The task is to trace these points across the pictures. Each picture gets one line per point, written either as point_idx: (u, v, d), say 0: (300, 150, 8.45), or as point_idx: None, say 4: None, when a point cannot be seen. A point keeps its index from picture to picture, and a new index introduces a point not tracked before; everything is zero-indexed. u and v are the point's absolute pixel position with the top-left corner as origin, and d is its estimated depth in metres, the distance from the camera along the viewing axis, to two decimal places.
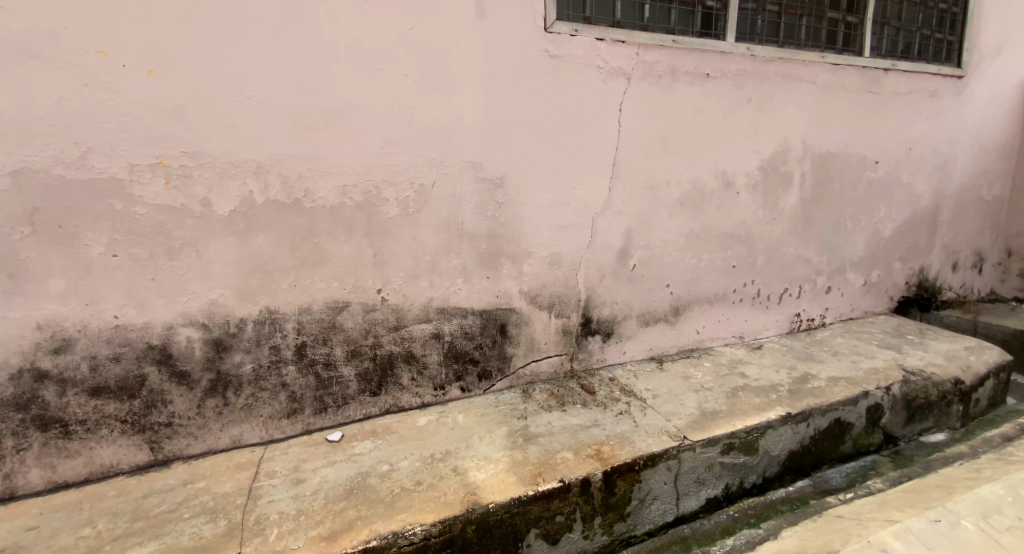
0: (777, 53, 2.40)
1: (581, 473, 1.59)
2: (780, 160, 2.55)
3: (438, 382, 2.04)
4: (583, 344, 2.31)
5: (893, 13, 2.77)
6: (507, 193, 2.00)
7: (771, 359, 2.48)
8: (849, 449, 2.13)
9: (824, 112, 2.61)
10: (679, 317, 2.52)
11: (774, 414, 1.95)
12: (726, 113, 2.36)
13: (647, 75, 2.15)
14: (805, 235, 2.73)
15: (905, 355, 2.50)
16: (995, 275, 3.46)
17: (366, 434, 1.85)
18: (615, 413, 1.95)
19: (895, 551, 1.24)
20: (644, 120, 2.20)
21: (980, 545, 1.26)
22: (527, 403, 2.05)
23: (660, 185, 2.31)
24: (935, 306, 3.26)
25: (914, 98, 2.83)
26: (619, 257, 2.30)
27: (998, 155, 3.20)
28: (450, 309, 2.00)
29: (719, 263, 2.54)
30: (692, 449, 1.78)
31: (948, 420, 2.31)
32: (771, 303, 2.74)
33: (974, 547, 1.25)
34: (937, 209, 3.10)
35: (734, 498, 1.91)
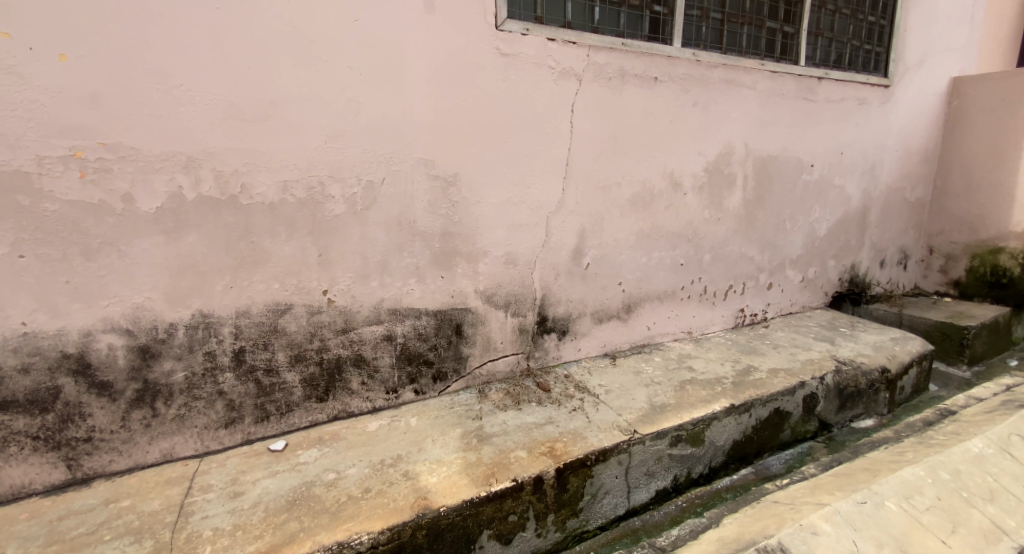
0: (720, 59, 2.50)
1: (534, 471, 1.59)
2: (724, 162, 2.66)
3: (390, 386, 1.99)
4: (538, 342, 2.32)
5: (826, 25, 2.94)
6: (460, 191, 1.98)
7: (717, 353, 2.58)
8: (788, 437, 2.25)
9: (764, 117, 2.74)
10: (632, 314, 2.58)
11: (718, 406, 2.03)
12: (673, 116, 2.44)
13: (598, 76, 2.19)
14: (748, 234, 2.86)
15: (837, 346, 2.67)
16: (917, 271, 3.76)
17: (312, 441, 1.78)
18: (569, 410, 1.97)
19: (824, 533, 1.30)
20: (596, 120, 2.23)
21: (900, 524, 1.35)
22: (483, 403, 2.04)
23: (612, 185, 2.35)
24: (865, 300, 3.50)
25: (844, 106, 3.02)
26: (574, 255, 2.32)
27: (918, 160, 3.47)
28: (402, 310, 1.95)
29: (669, 261, 2.63)
30: (642, 442, 1.82)
31: (876, 406, 2.48)
32: (717, 300, 2.86)
33: (895, 527, 1.34)
34: (865, 210, 3.33)
35: (682, 488, 1.97)
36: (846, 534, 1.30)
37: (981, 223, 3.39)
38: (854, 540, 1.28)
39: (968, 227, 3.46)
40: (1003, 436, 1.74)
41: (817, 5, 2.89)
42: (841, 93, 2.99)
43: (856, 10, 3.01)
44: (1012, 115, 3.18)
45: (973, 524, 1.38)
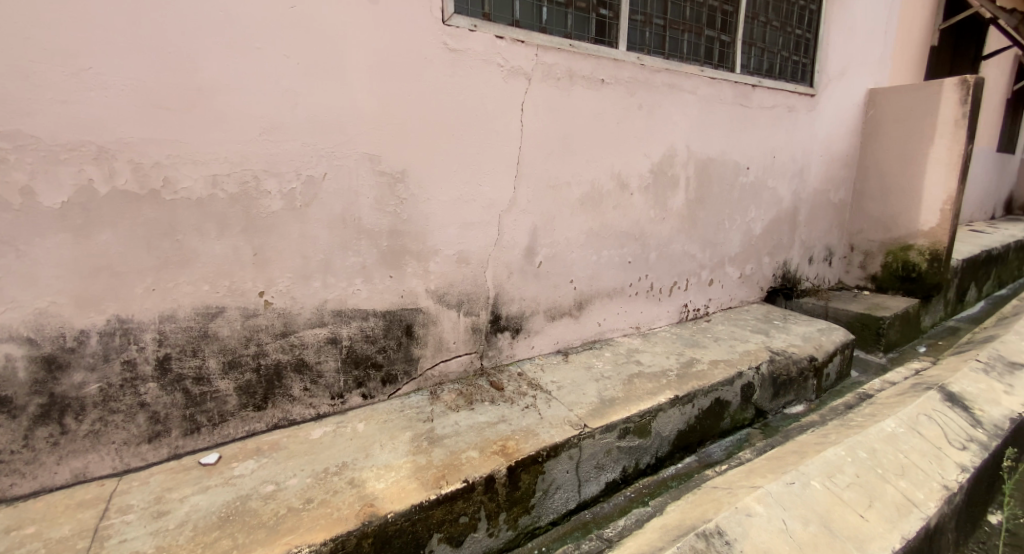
0: (663, 64, 2.58)
1: (485, 470, 1.58)
2: (667, 164, 2.76)
3: (336, 391, 1.91)
4: (492, 341, 2.30)
5: (759, 36, 3.11)
6: (409, 188, 1.93)
7: (664, 347, 2.67)
8: (728, 424, 2.37)
9: (704, 121, 2.86)
10: (584, 311, 2.62)
11: (664, 397, 2.10)
12: (619, 118, 2.49)
13: (546, 76, 2.20)
14: (690, 232, 2.98)
15: (772, 337, 2.84)
16: (841, 266, 4.06)
17: (249, 452, 1.68)
18: (521, 408, 1.97)
19: (757, 514, 1.37)
20: (545, 120, 2.25)
21: (825, 502, 1.45)
22: (434, 404, 2.00)
23: (562, 185, 2.38)
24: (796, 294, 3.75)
25: (775, 112, 3.22)
26: (526, 254, 2.33)
27: (840, 164, 3.76)
28: (348, 311, 1.88)
29: (618, 259, 2.69)
30: (591, 436, 1.85)
31: (805, 392, 2.67)
32: (663, 296, 2.96)
33: (820, 504, 1.43)
34: (795, 210, 3.55)
35: (631, 479, 2.03)
36: (777, 514, 1.37)
37: (894, 222, 3.71)
38: (784, 520, 1.36)
39: (883, 226, 3.78)
40: (912, 416, 1.91)
41: (751, 16, 3.05)
42: (773, 100, 3.17)
43: (785, 22, 3.21)
44: (918, 124, 3.50)
45: (887, 498, 1.50)
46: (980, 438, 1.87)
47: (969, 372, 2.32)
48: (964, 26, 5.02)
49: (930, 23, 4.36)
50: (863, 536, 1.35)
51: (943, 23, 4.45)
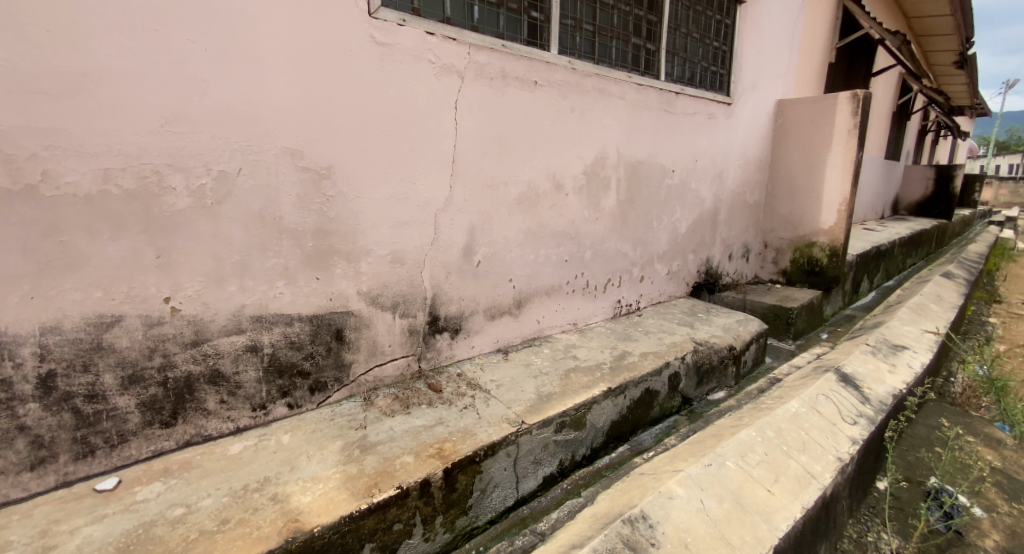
0: (593, 69, 2.66)
1: (420, 475, 1.55)
2: (600, 166, 2.85)
3: (257, 402, 1.78)
4: (430, 343, 2.26)
5: (681, 46, 3.29)
6: (336, 185, 1.85)
7: (599, 342, 2.76)
8: (657, 413, 2.49)
9: (633, 124, 2.99)
10: (523, 309, 2.64)
11: (598, 390, 2.17)
12: (553, 120, 2.54)
13: (479, 75, 2.20)
14: (622, 232, 3.10)
15: (696, 329, 3.02)
16: (757, 262, 4.41)
17: (155, 474, 1.53)
18: (459, 408, 1.96)
19: (678, 496, 1.45)
20: (480, 119, 2.24)
21: (737, 480, 1.56)
22: (368, 410, 1.93)
23: (499, 184, 2.38)
24: (718, 288, 4.02)
25: (697, 119, 3.42)
26: (464, 253, 2.31)
27: (754, 168, 4.07)
28: (269, 317, 1.77)
29: (555, 258, 2.74)
30: (529, 432, 1.87)
31: (725, 379, 2.87)
32: (598, 293, 3.06)
33: (734, 482, 1.55)
34: (716, 210, 3.80)
35: (568, 471, 2.08)
36: (696, 495, 1.46)
37: (800, 221, 4.07)
38: (701, 500, 1.45)
39: (791, 225, 4.14)
40: (814, 396, 2.10)
41: (673, 27, 3.22)
42: (695, 107, 3.37)
43: (704, 34, 3.42)
44: (819, 132, 3.87)
45: (791, 472, 1.65)
46: (868, 413, 2.10)
47: (860, 355, 2.60)
48: (856, 45, 5.63)
49: (829, 41, 4.84)
50: (770, 509, 1.47)
51: (839, 42, 4.96)
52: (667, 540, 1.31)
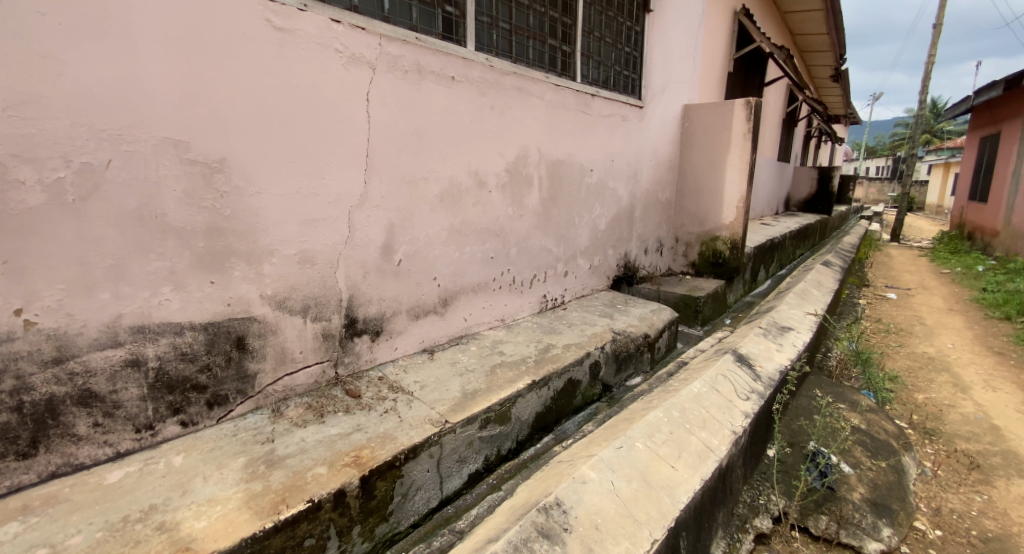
0: (510, 67, 2.68)
1: (333, 486, 1.47)
2: (521, 164, 2.89)
3: (142, 422, 1.60)
4: (348, 347, 2.15)
5: (596, 49, 3.40)
6: (232, 179, 1.70)
7: (525, 336, 2.79)
8: (580, 401, 2.58)
9: (552, 124, 3.05)
10: (448, 307, 2.60)
11: (522, 384, 2.19)
12: (472, 117, 2.52)
13: (392, 68, 2.12)
14: (545, 228, 3.16)
15: (615, 320, 3.16)
16: (669, 255, 4.70)
17: (9, 514, 1.32)
18: (380, 413, 1.89)
19: (591, 479, 1.50)
20: (394, 113, 2.17)
21: (645, 459, 1.66)
22: (277, 422, 1.80)
23: (418, 180, 2.33)
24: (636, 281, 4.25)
25: (611, 120, 3.58)
26: (383, 252, 2.23)
27: (665, 167, 4.34)
28: (153, 327, 1.59)
29: (479, 255, 2.73)
30: (452, 431, 1.85)
31: (641, 365, 3.05)
32: (523, 288, 3.09)
33: (642, 462, 1.64)
34: (632, 207, 4.00)
35: (493, 467, 2.09)
36: (607, 477, 1.53)
37: (705, 217, 4.40)
38: (612, 481, 1.52)
39: (697, 221, 4.46)
40: (714, 376, 2.29)
41: (587, 31, 3.33)
42: (609, 109, 3.52)
43: (617, 40, 3.57)
44: (718, 135, 4.21)
45: (693, 448, 1.78)
46: (759, 389, 2.33)
47: (754, 337, 2.87)
48: (751, 57, 6.20)
49: (727, 52, 5.28)
50: (673, 484, 1.58)
51: (736, 53, 5.43)
52: (580, 524, 1.36)
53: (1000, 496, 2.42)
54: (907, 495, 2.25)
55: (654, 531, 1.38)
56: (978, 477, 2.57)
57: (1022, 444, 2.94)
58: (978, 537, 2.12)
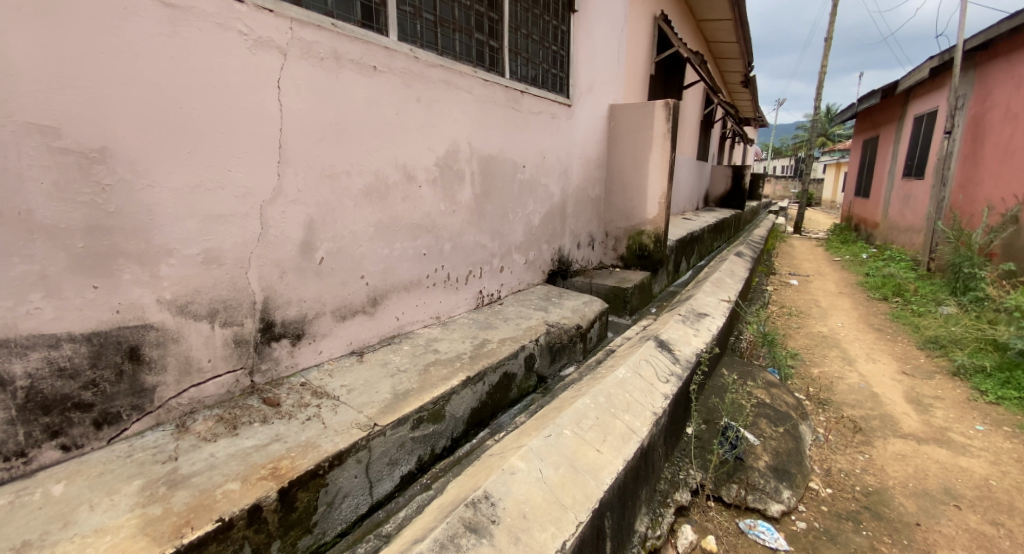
0: (436, 59, 2.62)
1: (247, 502, 1.37)
2: (452, 158, 2.84)
3: (10, 449, 1.39)
4: (264, 353, 2.01)
5: (523, 46, 3.41)
6: (116, 171, 1.53)
7: (460, 333, 2.77)
8: (515, 394, 2.61)
9: (481, 119, 3.03)
10: (378, 307, 2.51)
11: (455, 380, 2.17)
12: (397, 109, 2.44)
13: (306, 54, 2.00)
14: (479, 224, 3.14)
15: (549, 313, 3.22)
16: (601, 249, 4.86)
17: None
18: (302, 421, 1.78)
19: (520, 469, 1.52)
20: (310, 103, 2.05)
21: (573, 446, 1.70)
22: (182, 439, 1.64)
23: (340, 174, 2.22)
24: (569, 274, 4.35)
25: (541, 117, 3.62)
26: (302, 250, 2.10)
27: (594, 164, 4.47)
28: (20, 341, 1.39)
29: (410, 252, 2.66)
30: (382, 433, 1.79)
31: (575, 355, 3.13)
32: (458, 285, 3.06)
33: (569, 448, 1.68)
34: (563, 202, 4.09)
35: (427, 466, 2.05)
36: (535, 465, 1.55)
37: (631, 212, 4.59)
38: (540, 469, 1.55)
39: (624, 216, 4.65)
40: (637, 362, 2.40)
41: (515, 27, 3.33)
42: (539, 106, 3.56)
43: (544, 38, 3.61)
44: (641, 133, 4.40)
45: (617, 431, 1.87)
46: (677, 371, 2.49)
47: (675, 323, 3.06)
48: (671, 60, 6.55)
49: (649, 55, 5.54)
50: (598, 467, 1.64)
51: (657, 57, 5.71)
52: (508, 515, 1.36)
53: (878, 454, 2.77)
54: (804, 459, 2.51)
55: (579, 514, 1.43)
56: (862, 439, 2.92)
57: (895, 407, 3.37)
58: (861, 492, 2.41)
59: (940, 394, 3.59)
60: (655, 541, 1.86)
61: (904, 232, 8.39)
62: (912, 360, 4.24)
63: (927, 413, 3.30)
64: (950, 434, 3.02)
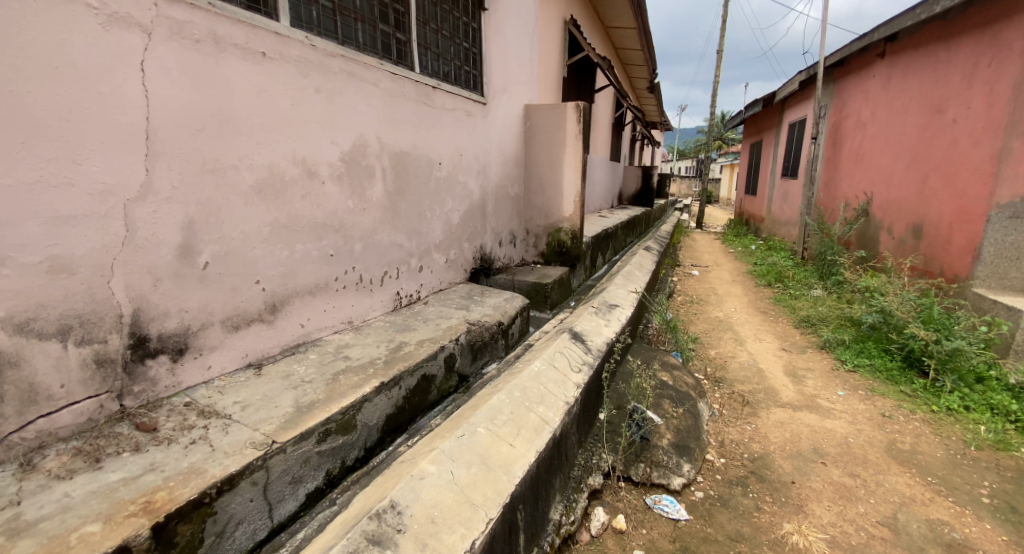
0: (337, 49, 2.47)
1: (111, 543, 1.21)
2: (359, 154, 2.70)
3: None
4: (136, 373, 1.77)
5: (433, 41, 3.32)
6: None
7: (375, 337, 2.65)
8: (435, 396, 2.55)
9: (391, 115, 2.91)
10: (277, 314, 2.32)
11: (367, 387, 2.06)
12: (292, 99, 2.26)
13: (177, 34, 1.79)
14: (393, 223, 3.03)
15: (470, 311, 3.20)
16: (523, 247, 4.91)
17: None
18: (184, 445, 1.59)
19: (430, 473, 1.48)
20: (184, 89, 1.84)
21: (486, 443, 1.70)
22: (28, 480, 1.41)
23: (225, 168, 2.01)
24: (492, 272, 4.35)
25: (455, 114, 3.57)
26: (181, 254, 1.88)
27: (512, 163, 4.51)
28: None
29: (314, 253, 2.49)
30: (282, 451, 1.66)
31: (497, 351, 3.13)
32: (372, 287, 2.92)
33: (482, 446, 1.68)
34: (483, 200, 4.07)
35: (337, 480, 1.94)
36: (446, 467, 1.52)
37: (548, 210, 4.69)
38: (451, 470, 1.52)
39: (542, 213, 4.74)
40: (552, 354, 2.46)
41: (423, 21, 3.24)
42: (452, 103, 3.51)
43: (454, 34, 3.55)
44: (555, 133, 4.51)
45: (530, 424, 1.89)
46: (589, 361, 2.58)
47: (588, 315, 3.17)
48: (582, 64, 6.80)
49: (560, 57, 5.70)
50: (510, 462, 1.65)
51: (569, 60, 5.89)
52: (415, 522, 1.32)
53: (762, 423, 3.09)
54: (701, 434, 2.73)
55: (489, 511, 1.43)
56: (749, 410, 3.25)
57: (777, 380, 3.79)
58: (748, 458, 2.68)
59: (811, 366, 4.10)
60: (569, 526, 1.93)
61: (784, 226, 9.47)
62: (790, 338, 4.81)
63: (801, 383, 3.75)
64: (819, 401, 3.46)
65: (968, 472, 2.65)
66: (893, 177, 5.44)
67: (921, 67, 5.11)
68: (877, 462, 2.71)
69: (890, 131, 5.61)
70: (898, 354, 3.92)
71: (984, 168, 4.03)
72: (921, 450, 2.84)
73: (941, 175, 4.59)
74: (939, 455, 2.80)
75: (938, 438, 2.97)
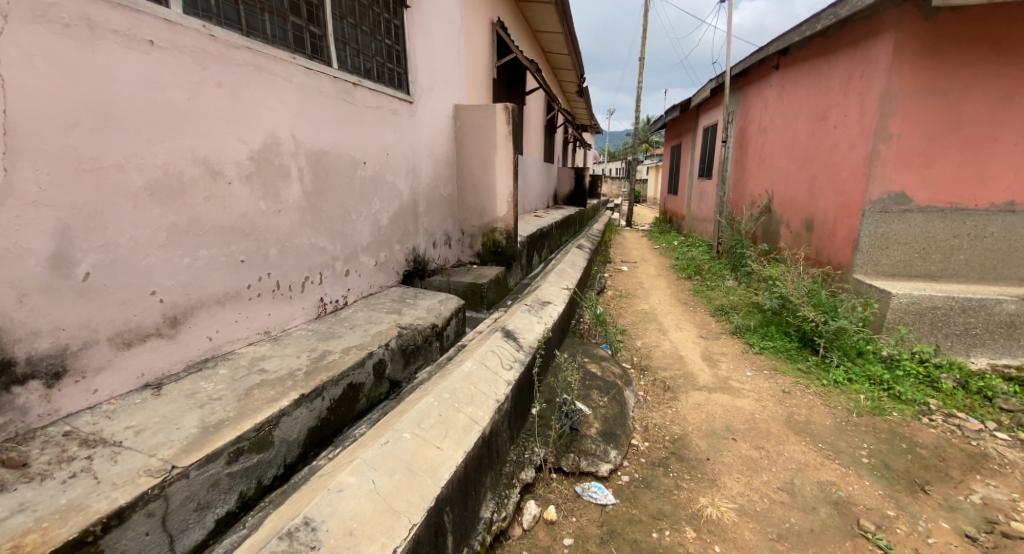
0: (241, 41, 2.30)
1: None
2: (271, 153, 2.54)
3: None
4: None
5: (351, 36, 3.19)
6: None
7: (295, 347, 2.50)
8: (363, 404, 2.45)
9: (307, 113, 2.76)
10: (180, 327, 2.12)
11: (286, 401, 1.93)
12: (190, 93, 2.07)
13: (41, 17, 1.59)
14: (314, 225, 2.88)
15: (402, 314, 3.11)
16: (460, 248, 4.87)
17: None
18: (62, 480, 1.42)
19: (350, 485, 1.42)
20: (51, 78, 1.63)
21: (411, 447, 1.66)
22: None
23: (109, 168, 1.81)
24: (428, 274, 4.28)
25: (379, 112, 3.46)
26: (54, 265, 1.67)
27: (443, 163, 4.45)
28: None
29: (222, 259, 2.30)
30: (183, 477, 1.52)
31: (431, 354, 3.07)
32: (292, 293, 2.76)
33: (407, 452, 1.64)
34: (414, 201, 3.98)
35: (253, 501, 1.82)
36: (368, 476, 1.48)
37: (482, 211, 4.69)
38: (372, 479, 1.47)
39: (476, 214, 4.73)
40: (484, 353, 2.45)
41: (339, 15, 3.10)
42: (375, 100, 3.39)
43: (375, 30, 3.43)
44: (486, 135, 4.51)
45: (459, 425, 1.88)
46: (521, 358, 2.61)
47: (520, 313, 3.20)
48: (512, 66, 6.87)
49: (489, 59, 5.71)
50: (437, 464, 1.63)
51: (497, 62, 5.92)
52: (331, 536, 1.27)
53: (682, 405, 3.30)
54: (626, 421, 2.85)
55: (413, 517, 1.40)
56: (670, 395, 3.46)
57: (694, 365, 4.07)
58: (670, 440, 2.84)
59: (725, 350, 4.44)
60: (500, 523, 1.94)
61: (702, 222, 10.15)
62: (707, 325, 5.18)
63: (716, 367, 4.06)
64: (731, 382, 3.75)
65: (851, 436, 2.99)
66: (789, 177, 6.02)
67: (809, 78, 5.68)
68: (778, 434, 2.99)
69: (785, 135, 6.20)
70: (795, 336, 4.36)
71: (858, 169, 4.56)
72: (814, 420, 3.17)
73: (826, 175, 5.14)
74: (828, 423, 3.14)
75: (827, 409, 3.33)
